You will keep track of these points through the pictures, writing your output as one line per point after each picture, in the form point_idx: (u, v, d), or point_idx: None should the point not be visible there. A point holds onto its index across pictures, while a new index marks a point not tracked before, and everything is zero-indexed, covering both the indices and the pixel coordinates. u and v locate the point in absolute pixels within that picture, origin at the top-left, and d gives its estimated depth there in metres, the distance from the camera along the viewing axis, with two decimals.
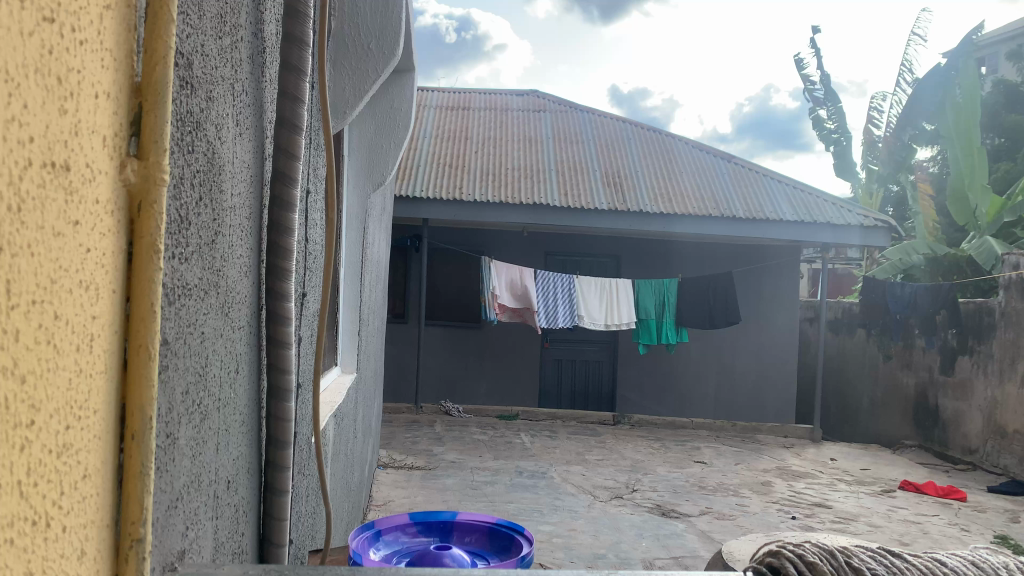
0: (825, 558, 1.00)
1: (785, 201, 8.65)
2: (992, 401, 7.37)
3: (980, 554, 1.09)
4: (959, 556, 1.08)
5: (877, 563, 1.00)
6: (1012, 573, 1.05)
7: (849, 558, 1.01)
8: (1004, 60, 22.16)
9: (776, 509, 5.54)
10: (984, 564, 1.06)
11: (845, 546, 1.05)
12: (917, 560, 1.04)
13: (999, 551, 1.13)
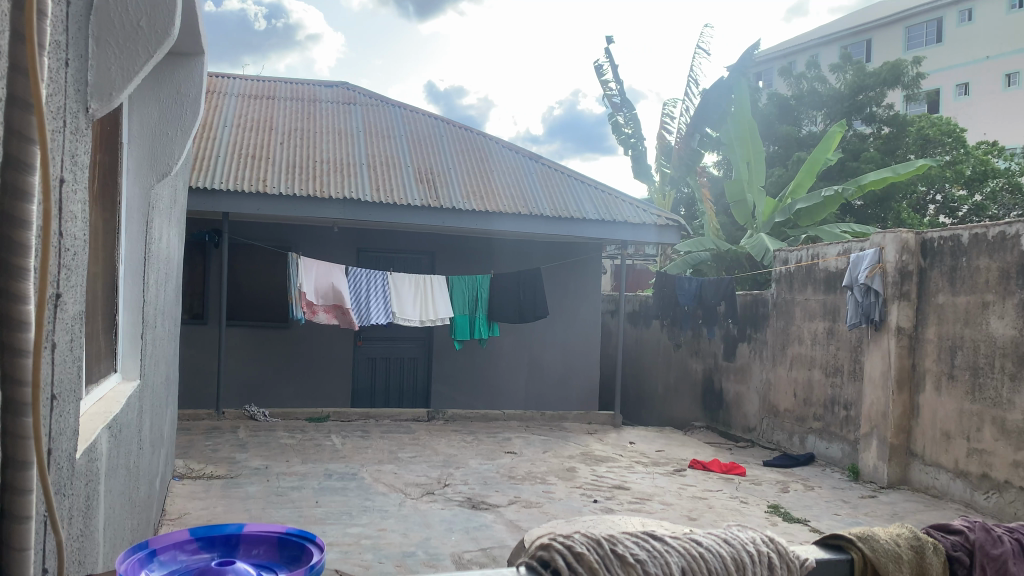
0: (592, 547, 1.04)
1: (588, 201, 9.07)
2: (766, 382, 8.16)
3: (732, 532, 1.17)
4: (713, 534, 1.15)
5: (640, 549, 1.06)
6: (757, 545, 1.14)
7: (614, 545, 1.06)
8: (777, 77, 24.78)
9: (579, 494, 5.79)
10: (733, 541, 1.14)
11: (611, 534, 1.10)
12: (675, 541, 1.10)
13: (750, 526, 1.23)
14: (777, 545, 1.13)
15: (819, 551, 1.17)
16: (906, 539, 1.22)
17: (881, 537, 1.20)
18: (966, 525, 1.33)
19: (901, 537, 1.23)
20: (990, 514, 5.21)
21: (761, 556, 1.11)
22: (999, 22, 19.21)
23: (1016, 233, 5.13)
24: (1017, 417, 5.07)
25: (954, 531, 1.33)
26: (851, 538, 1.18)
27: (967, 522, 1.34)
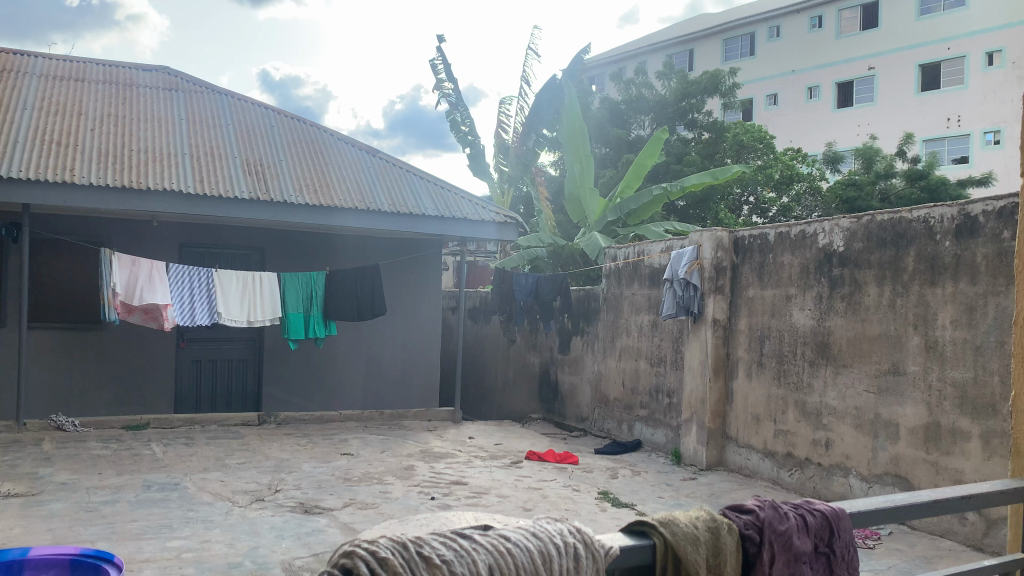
0: (397, 551, 1.03)
1: (426, 197, 9.02)
2: (597, 374, 8.49)
3: (541, 525, 1.18)
4: (523, 529, 1.16)
5: (446, 549, 1.06)
6: (564, 536, 1.15)
7: (421, 547, 1.05)
8: (608, 82, 25.88)
9: (416, 492, 5.76)
10: (542, 534, 1.15)
11: (421, 536, 1.09)
12: (482, 539, 1.10)
13: (560, 518, 1.24)
14: (584, 535, 1.14)
15: (623, 538, 1.18)
16: (703, 521, 1.22)
17: (680, 521, 1.20)
18: (757, 503, 1.33)
19: (699, 519, 1.22)
20: (793, 488, 5.70)
21: (568, 548, 1.12)
22: (801, 39, 21.07)
23: (815, 232, 5.63)
24: (816, 399, 5.56)
25: (746, 509, 1.31)
26: (653, 523, 1.19)
27: (758, 501, 1.34)
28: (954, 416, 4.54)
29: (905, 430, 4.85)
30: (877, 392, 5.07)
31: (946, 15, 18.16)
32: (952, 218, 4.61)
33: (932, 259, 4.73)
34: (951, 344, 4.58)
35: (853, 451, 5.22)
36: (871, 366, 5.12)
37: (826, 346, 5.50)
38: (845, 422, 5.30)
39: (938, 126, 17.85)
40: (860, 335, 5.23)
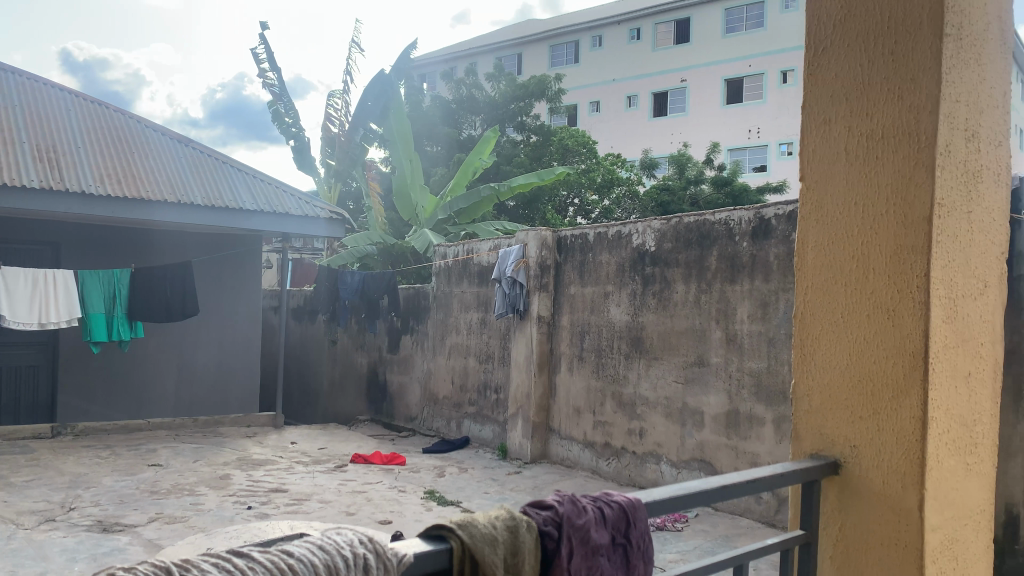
0: None
1: (244, 190, 8.58)
2: (426, 372, 8.44)
3: (330, 537, 0.95)
4: (307, 542, 0.93)
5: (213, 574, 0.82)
6: (363, 548, 0.93)
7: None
8: (439, 81, 25.93)
9: (231, 503, 5.44)
10: (331, 546, 0.92)
11: (181, 563, 0.85)
12: (261, 556, 0.88)
13: (350, 527, 1.01)
14: (377, 544, 0.93)
15: (418, 543, 0.97)
16: (503, 521, 1.03)
17: (479, 522, 1.01)
18: (556, 498, 1.12)
19: (498, 518, 1.03)
20: (611, 477, 5.95)
21: (357, 559, 0.91)
22: (622, 50, 22.13)
23: (630, 232, 5.90)
24: (631, 390, 5.82)
25: (546, 507, 1.10)
26: (450, 526, 0.99)
27: (555, 494, 1.14)
28: (751, 403, 4.91)
29: (709, 418, 5.19)
30: (685, 382, 5.39)
31: (747, 35, 19.77)
32: (749, 221, 4.99)
33: (732, 259, 5.10)
34: (749, 336, 4.96)
35: (664, 439, 5.53)
36: (679, 358, 5.44)
37: (639, 340, 5.78)
38: (656, 412, 5.60)
39: (740, 136, 19.37)
40: (670, 329, 5.54)
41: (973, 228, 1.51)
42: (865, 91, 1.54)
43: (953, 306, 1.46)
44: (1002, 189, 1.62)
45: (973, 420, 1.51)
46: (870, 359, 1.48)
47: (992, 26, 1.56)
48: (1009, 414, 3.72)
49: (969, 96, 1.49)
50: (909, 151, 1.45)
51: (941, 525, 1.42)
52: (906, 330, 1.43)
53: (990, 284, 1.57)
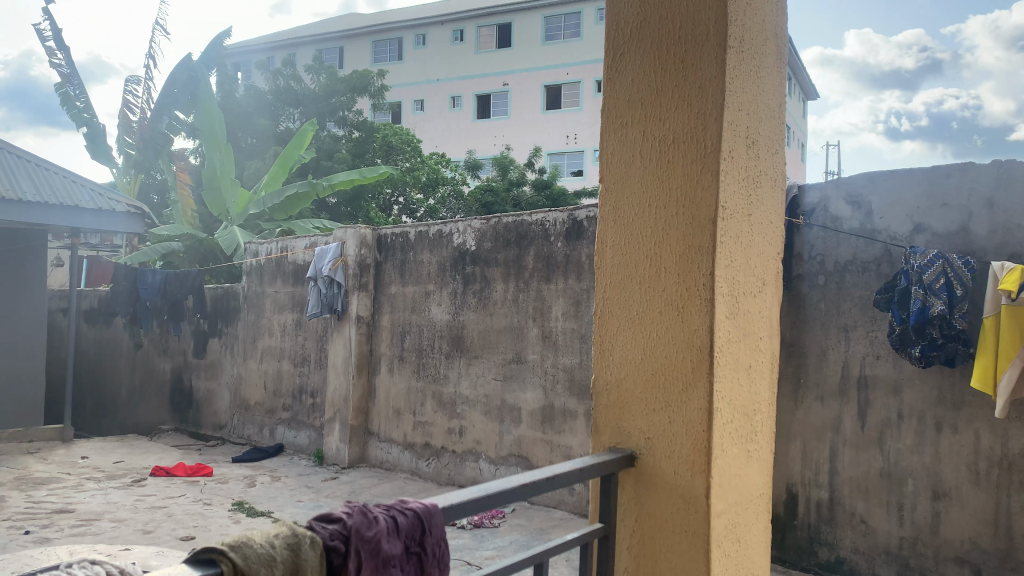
0: None
1: (25, 180, 7.69)
2: (236, 377, 7.99)
3: None
4: None
5: None
6: None
7: None
8: (256, 72, 24.77)
9: (6, 528, 4.85)
10: None
11: None
12: None
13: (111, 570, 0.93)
14: None
15: (181, 568, 0.87)
16: (281, 540, 0.95)
17: (255, 541, 0.94)
18: (345, 510, 1.07)
19: (276, 536, 0.96)
20: (430, 477, 5.92)
21: None
22: (444, 49, 22.22)
23: (450, 232, 5.89)
24: (451, 390, 5.83)
25: (332, 520, 1.05)
26: (221, 548, 0.90)
27: (346, 506, 1.09)
28: (565, 398, 5.07)
29: (525, 414, 5.30)
30: (504, 379, 5.46)
31: (565, 43, 20.51)
32: (563, 222, 5.14)
33: (548, 258, 5.23)
34: (564, 333, 5.10)
35: (483, 437, 5.58)
36: (498, 356, 5.51)
37: (460, 339, 5.79)
38: (476, 410, 5.63)
39: (558, 141, 20.02)
40: (489, 328, 5.60)
41: (753, 229, 1.61)
42: (658, 97, 1.60)
43: (735, 304, 1.55)
44: (779, 193, 1.74)
45: (753, 410, 1.62)
46: (661, 355, 1.54)
47: (770, 40, 1.68)
48: (789, 400, 4.09)
49: (748, 106, 1.59)
50: (697, 155, 1.52)
51: (725, 510, 1.50)
52: (693, 327, 1.49)
53: (768, 282, 1.69)
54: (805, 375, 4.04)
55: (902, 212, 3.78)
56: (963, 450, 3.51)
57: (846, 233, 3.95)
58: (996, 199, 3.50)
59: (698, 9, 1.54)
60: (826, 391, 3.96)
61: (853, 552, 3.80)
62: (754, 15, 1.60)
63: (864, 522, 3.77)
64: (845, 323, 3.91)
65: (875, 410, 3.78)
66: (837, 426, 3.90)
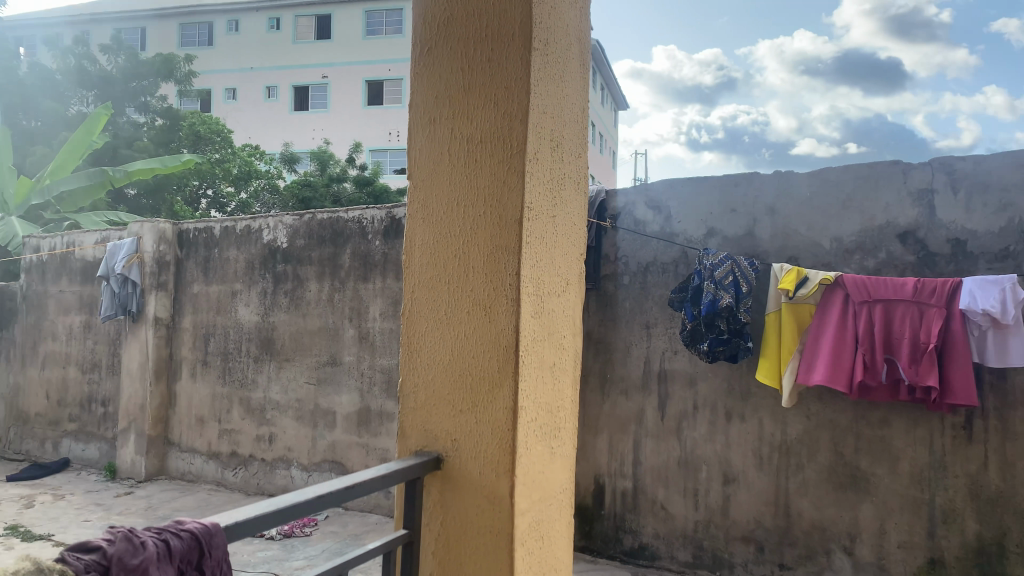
0: None
1: None
2: (13, 387, 7.16)
3: None
4: None
5: None
6: None
7: None
8: (42, 48, 22.44)
9: None
10: None
11: None
12: None
13: None
14: None
15: None
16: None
17: None
18: (105, 538, 0.96)
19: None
20: (237, 488, 5.61)
21: None
22: (259, 38, 21.27)
23: (260, 228, 5.62)
24: (260, 395, 5.55)
25: (89, 549, 0.94)
26: None
27: (108, 533, 0.98)
28: (381, 400, 4.98)
29: (340, 417, 5.15)
30: (317, 383, 5.28)
31: (387, 39, 20.26)
32: (381, 220, 5.05)
33: (365, 257, 5.12)
34: (380, 333, 5.02)
35: (294, 443, 5.36)
36: (311, 359, 5.32)
37: (270, 342, 5.53)
38: (287, 415, 5.40)
39: (381, 138, 19.70)
40: (302, 329, 5.39)
41: (557, 230, 1.64)
42: (465, 94, 1.58)
43: (540, 303, 1.56)
44: (582, 195, 1.79)
45: (557, 408, 1.64)
46: (468, 355, 1.52)
47: (574, 45, 1.72)
48: (596, 395, 4.26)
49: (553, 109, 1.61)
50: (503, 154, 1.52)
51: (528, 508, 1.51)
52: (500, 326, 1.49)
53: (572, 281, 1.73)
54: (612, 371, 4.22)
55: (698, 217, 4.05)
56: (749, 437, 3.81)
57: (649, 236, 4.17)
58: (777, 207, 3.83)
59: (505, 9, 1.54)
60: (630, 385, 4.16)
61: (654, 538, 4.02)
62: (558, 18, 1.63)
63: (664, 509, 4.00)
64: (647, 321, 4.13)
65: (674, 403, 4.02)
66: (640, 419, 4.11)
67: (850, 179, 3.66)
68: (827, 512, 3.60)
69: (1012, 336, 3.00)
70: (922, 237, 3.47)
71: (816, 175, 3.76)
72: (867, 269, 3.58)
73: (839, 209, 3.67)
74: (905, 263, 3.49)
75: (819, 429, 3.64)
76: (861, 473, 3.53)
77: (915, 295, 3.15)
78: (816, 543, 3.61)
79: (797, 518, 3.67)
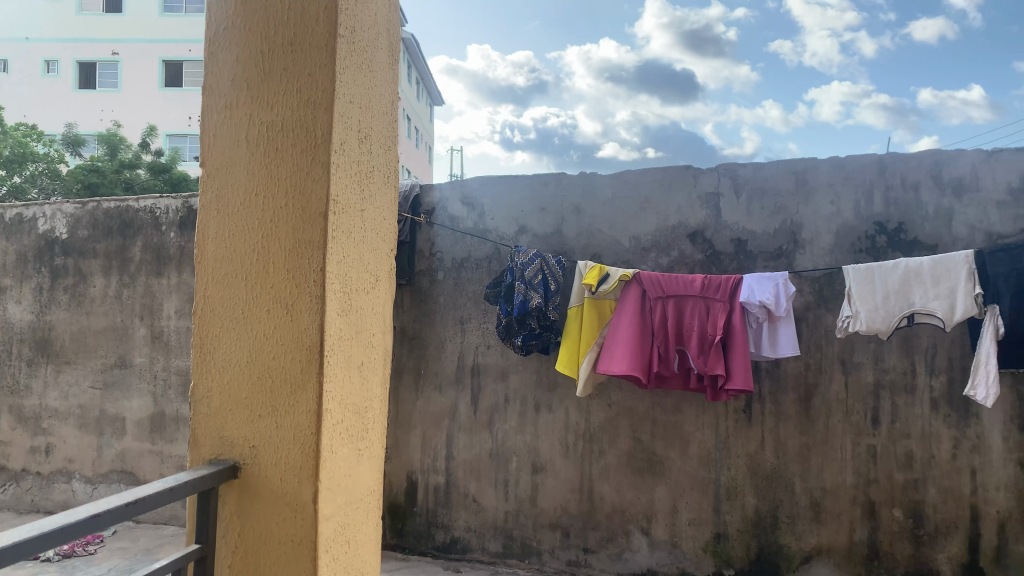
0: None
1: None
2: None
3: None
4: None
5: None
6: None
7: None
8: None
9: None
10: None
11: None
12: None
13: None
14: None
15: None
16: None
17: None
18: None
19: None
20: (7, 506, 5.02)
21: None
22: (36, 5, 19.16)
23: (34, 216, 5.04)
24: (34, 403, 4.99)
25: None
26: None
27: None
28: (178, 404, 4.65)
29: (130, 424, 4.76)
30: (103, 387, 4.83)
31: (187, 17, 19.00)
32: (177, 210, 4.71)
33: (159, 250, 4.75)
34: (176, 332, 4.68)
35: (76, 454, 4.88)
36: (96, 361, 4.86)
37: (46, 343, 4.99)
38: (67, 424, 4.90)
39: (180, 123, 18.43)
40: (84, 329, 4.91)
41: (365, 224, 1.60)
42: (266, 80, 1.50)
43: (346, 300, 1.51)
44: (391, 190, 1.76)
45: (365, 408, 1.60)
46: (267, 355, 1.45)
47: (382, 35, 1.68)
48: (409, 391, 4.23)
49: (360, 100, 1.56)
50: (306, 143, 1.45)
51: (334, 513, 1.46)
52: (302, 325, 1.42)
53: (381, 277, 1.69)
54: (425, 367, 4.22)
55: (509, 214, 4.14)
56: (556, 428, 3.95)
57: (461, 232, 4.20)
58: (582, 206, 4.00)
59: None
60: (442, 380, 4.18)
61: (466, 531, 4.06)
62: (365, 7, 1.58)
63: (475, 501, 4.06)
64: (460, 316, 4.16)
65: (486, 396, 4.08)
66: (452, 414, 4.14)
67: (648, 181, 3.89)
68: (626, 496, 3.81)
69: (782, 326, 3.33)
70: (709, 237, 3.76)
71: (617, 177, 3.96)
72: (662, 267, 3.82)
73: (638, 209, 3.90)
74: (695, 261, 3.77)
75: (620, 418, 3.84)
76: (657, 457, 3.77)
77: (702, 290, 3.41)
78: (617, 526, 3.81)
79: (600, 503, 3.85)
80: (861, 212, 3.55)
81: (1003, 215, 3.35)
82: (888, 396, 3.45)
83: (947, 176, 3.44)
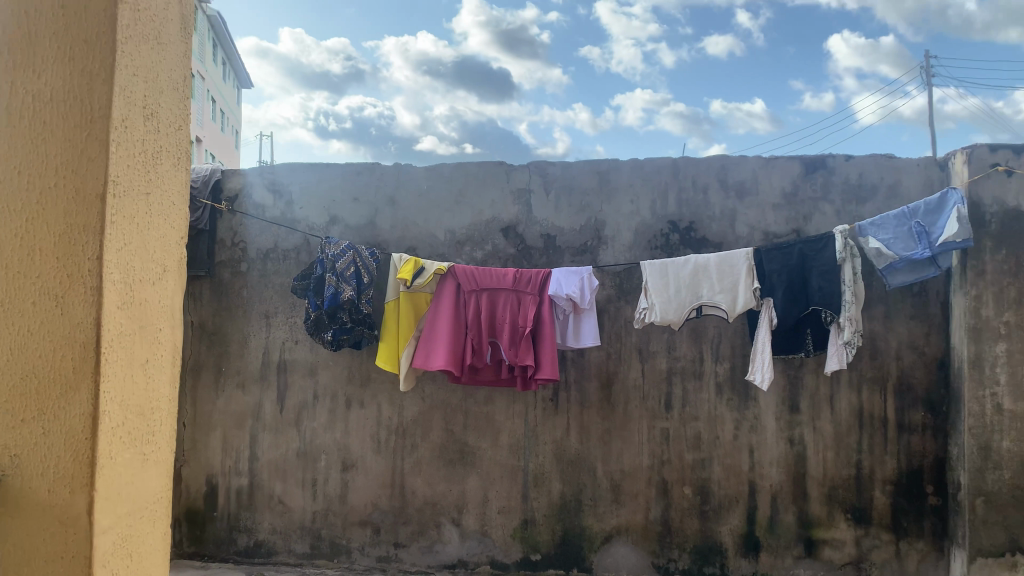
0: None
1: None
2: None
3: None
4: None
5: None
6: None
7: None
8: None
9: None
10: None
11: None
12: None
13: None
14: None
15: None
16: None
17: None
18: None
19: None
20: None
21: None
22: None
23: None
24: None
25: None
26: None
27: None
28: None
29: None
30: None
31: None
32: None
33: None
34: None
35: None
36: None
37: None
38: None
39: None
40: None
41: (150, 209, 1.47)
42: (31, 45, 1.34)
43: (128, 292, 1.39)
44: (183, 173, 1.63)
45: (150, 410, 1.48)
46: (32, 352, 1.29)
47: (173, 5, 1.55)
48: (209, 390, 3.99)
49: (146, 74, 1.44)
50: (80, 118, 1.32)
51: (113, 525, 1.34)
52: (75, 319, 1.29)
53: (170, 267, 1.56)
54: (227, 363, 3.99)
55: (320, 204, 4.00)
56: (367, 423, 3.88)
57: (268, 221, 4.00)
58: (396, 198, 3.95)
59: None
60: (246, 377, 3.97)
61: (270, 533, 3.90)
62: None
63: (281, 502, 3.90)
64: (266, 310, 3.98)
65: (293, 393, 3.93)
66: (257, 412, 3.95)
67: (462, 175, 3.92)
68: (438, 488, 3.82)
69: (586, 317, 3.48)
70: (520, 231, 3.85)
71: (431, 169, 3.95)
72: (475, 260, 3.86)
73: (452, 203, 3.91)
74: (507, 255, 3.85)
75: (432, 411, 3.84)
76: (468, 448, 3.81)
77: (515, 284, 3.48)
78: (428, 518, 3.82)
79: (411, 497, 3.84)
80: (658, 211, 3.78)
81: (778, 216, 3.70)
82: (680, 382, 3.71)
83: (732, 179, 3.75)
